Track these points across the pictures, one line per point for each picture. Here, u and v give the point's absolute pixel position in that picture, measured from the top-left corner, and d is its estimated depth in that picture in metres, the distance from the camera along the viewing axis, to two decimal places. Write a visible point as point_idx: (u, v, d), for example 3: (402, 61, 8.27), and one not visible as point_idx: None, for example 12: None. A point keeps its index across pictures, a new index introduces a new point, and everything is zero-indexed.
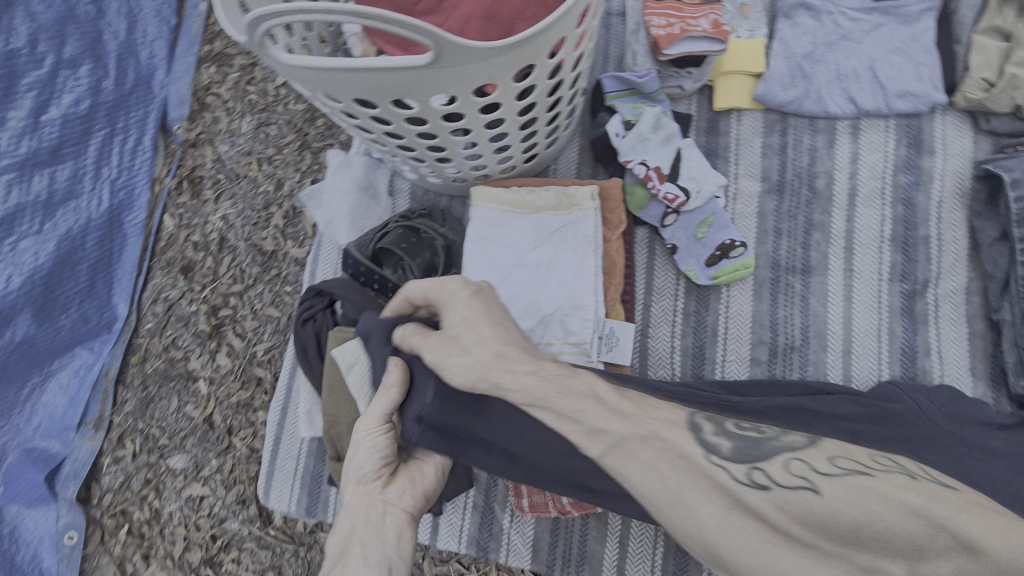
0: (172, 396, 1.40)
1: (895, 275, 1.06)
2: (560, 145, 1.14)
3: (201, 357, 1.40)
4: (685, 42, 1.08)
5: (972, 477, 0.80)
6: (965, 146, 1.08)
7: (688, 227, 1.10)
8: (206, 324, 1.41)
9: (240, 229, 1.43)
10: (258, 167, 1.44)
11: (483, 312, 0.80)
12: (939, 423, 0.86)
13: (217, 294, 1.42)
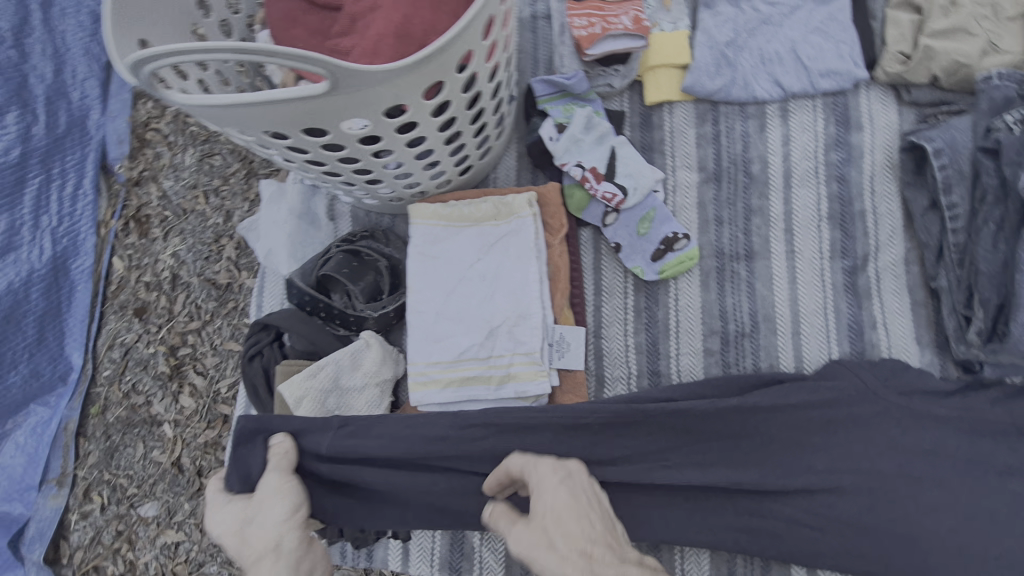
0: (137, 443, 1.36)
1: (835, 253, 1.07)
2: (494, 154, 1.13)
3: (164, 401, 1.36)
4: (608, 40, 1.09)
5: (906, 443, 0.83)
6: (891, 119, 1.09)
7: (630, 225, 1.10)
8: (166, 366, 1.37)
9: (192, 264, 1.39)
10: (206, 200, 1.40)
11: (571, 500, 0.72)
12: (885, 397, 0.86)
13: (174, 333, 1.38)
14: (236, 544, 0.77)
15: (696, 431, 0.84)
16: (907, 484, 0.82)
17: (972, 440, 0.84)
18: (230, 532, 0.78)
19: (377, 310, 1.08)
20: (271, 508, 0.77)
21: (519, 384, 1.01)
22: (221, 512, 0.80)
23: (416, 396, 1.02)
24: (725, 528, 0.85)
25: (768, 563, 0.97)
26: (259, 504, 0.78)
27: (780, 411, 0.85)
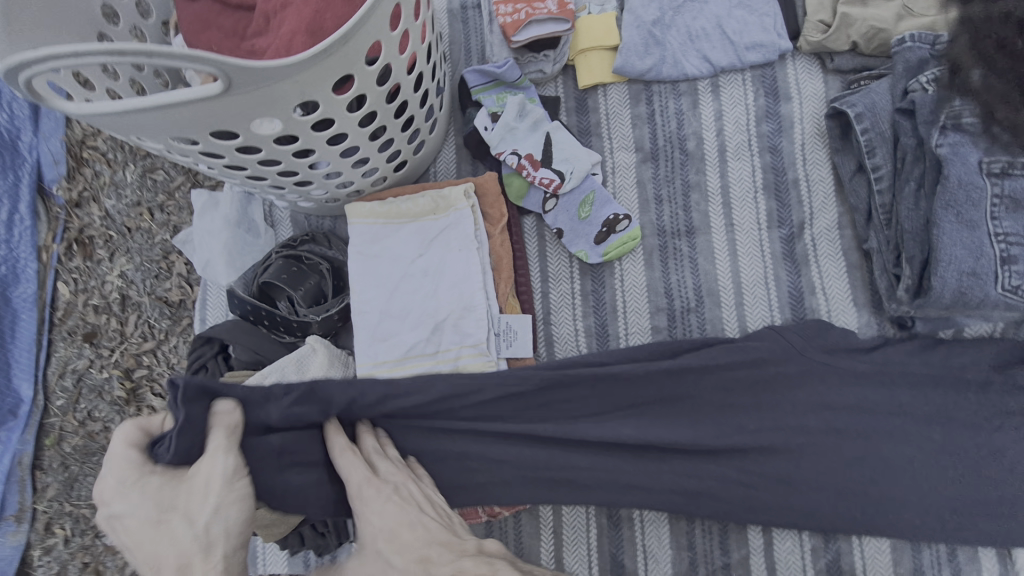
0: (97, 471, 1.32)
1: (772, 222, 1.08)
2: (431, 148, 1.12)
3: (123, 426, 1.32)
4: (535, 25, 1.09)
5: (823, 397, 0.90)
6: (818, 87, 1.11)
7: (570, 209, 1.10)
8: (122, 390, 1.33)
9: (141, 283, 1.34)
10: (151, 217, 1.36)
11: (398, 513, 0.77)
12: (809, 353, 0.91)
13: (128, 356, 1.33)
14: (148, 535, 0.70)
15: (635, 398, 0.90)
16: (831, 439, 0.89)
17: (890, 391, 0.90)
18: (148, 518, 0.70)
19: (320, 314, 1.06)
20: (218, 506, 0.71)
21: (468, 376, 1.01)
22: (132, 495, 0.72)
23: None
24: (663, 491, 0.89)
25: (725, 528, 1.00)
26: (197, 495, 0.71)
27: (711, 371, 0.90)
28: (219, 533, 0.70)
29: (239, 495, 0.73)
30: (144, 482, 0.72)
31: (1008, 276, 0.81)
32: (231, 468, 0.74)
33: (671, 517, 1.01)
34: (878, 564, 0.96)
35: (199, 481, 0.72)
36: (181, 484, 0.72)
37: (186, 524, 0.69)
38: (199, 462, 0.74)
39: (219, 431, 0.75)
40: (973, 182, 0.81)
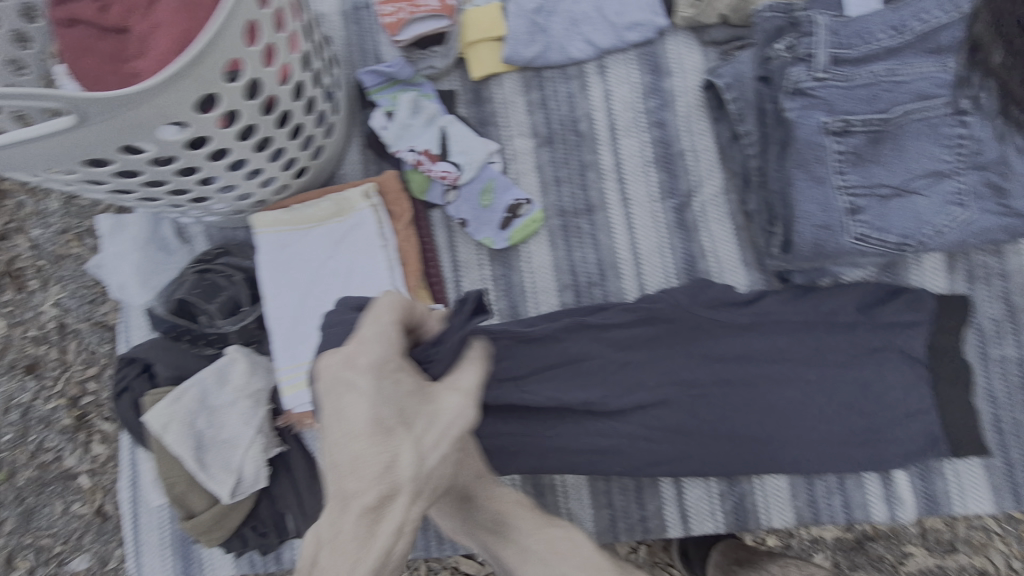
0: (54, 501, 1.33)
1: (664, 193, 1.14)
2: (332, 152, 1.14)
3: (76, 453, 1.34)
4: (414, 24, 1.12)
5: (713, 350, 1.04)
6: (697, 61, 1.16)
7: (472, 199, 1.14)
8: (69, 418, 1.34)
9: (78, 310, 1.35)
10: (80, 242, 1.35)
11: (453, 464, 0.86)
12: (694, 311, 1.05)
13: (73, 384, 1.34)
14: (371, 449, 0.65)
15: (546, 361, 1.02)
16: (721, 388, 1.04)
17: (765, 339, 1.04)
18: (389, 416, 0.67)
19: (236, 324, 1.10)
20: (441, 446, 0.70)
21: None
22: (367, 393, 0.67)
23: (288, 399, 1.07)
24: (580, 451, 1.03)
25: (640, 484, 1.09)
26: (444, 429, 0.70)
27: (603, 329, 1.05)
28: (424, 480, 0.68)
29: (445, 449, 0.70)
30: (396, 375, 0.71)
31: (856, 225, 0.88)
32: (469, 420, 0.73)
33: (590, 480, 1.09)
34: (777, 500, 1.06)
35: (406, 396, 0.70)
36: (395, 395, 0.69)
37: (414, 457, 0.67)
38: (443, 398, 0.72)
39: (473, 375, 0.77)
40: (817, 142, 0.87)
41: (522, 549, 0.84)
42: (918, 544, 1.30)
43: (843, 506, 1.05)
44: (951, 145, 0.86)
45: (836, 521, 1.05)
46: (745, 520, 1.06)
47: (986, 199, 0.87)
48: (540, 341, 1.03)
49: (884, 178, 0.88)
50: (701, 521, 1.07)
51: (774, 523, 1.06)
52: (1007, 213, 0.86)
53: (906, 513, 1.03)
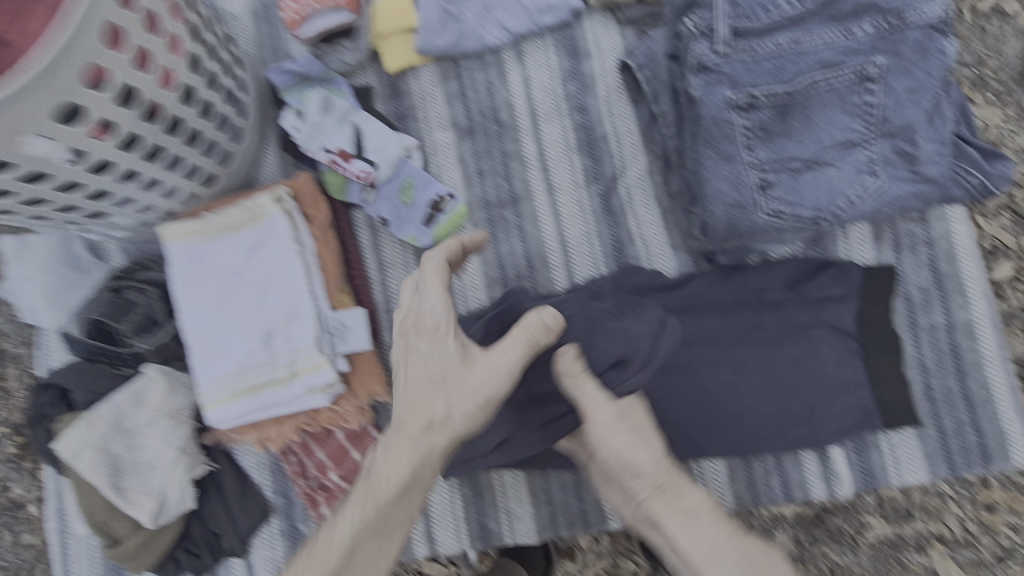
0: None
1: (588, 179, 1.11)
2: (243, 157, 1.10)
3: (24, 484, 1.19)
4: (315, 19, 1.06)
5: None
6: (616, 42, 1.12)
7: (392, 197, 1.11)
8: (12, 447, 1.19)
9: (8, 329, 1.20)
10: None
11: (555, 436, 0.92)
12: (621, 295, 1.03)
13: (9, 409, 1.19)
14: (428, 392, 0.78)
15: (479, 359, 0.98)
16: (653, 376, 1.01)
17: (696, 321, 1.02)
18: (433, 374, 0.79)
19: (151, 342, 1.06)
20: (476, 405, 0.77)
21: (307, 379, 1.03)
22: (426, 348, 0.80)
23: (210, 415, 1.03)
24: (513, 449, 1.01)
25: (579, 477, 1.07)
26: (480, 390, 0.77)
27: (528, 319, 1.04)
28: (460, 427, 0.78)
29: (483, 409, 0.77)
30: (447, 340, 0.79)
31: (768, 201, 0.85)
32: (493, 391, 0.77)
33: (528, 476, 1.08)
34: (715, 484, 1.05)
35: (456, 356, 0.79)
36: (453, 355, 0.79)
37: (445, 406, 0.77)
38: (481, 368, 0.77)
39: (517, 343, 0.77)
40: (725, 119, 0.84)
41: (716, 556, 0.85)
42: (874, 511, 1.23)
43: (782, 486, 1.04)
44: (860, 113, 0.83)
45: (775, 502, 1.04)
46: None
47: (898, 166, 0.84)
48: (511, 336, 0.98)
49: (795, 151, 0.85)
50: None
51: None
52: (918, 180, 0.84)
53: (843, 489, 1.03)
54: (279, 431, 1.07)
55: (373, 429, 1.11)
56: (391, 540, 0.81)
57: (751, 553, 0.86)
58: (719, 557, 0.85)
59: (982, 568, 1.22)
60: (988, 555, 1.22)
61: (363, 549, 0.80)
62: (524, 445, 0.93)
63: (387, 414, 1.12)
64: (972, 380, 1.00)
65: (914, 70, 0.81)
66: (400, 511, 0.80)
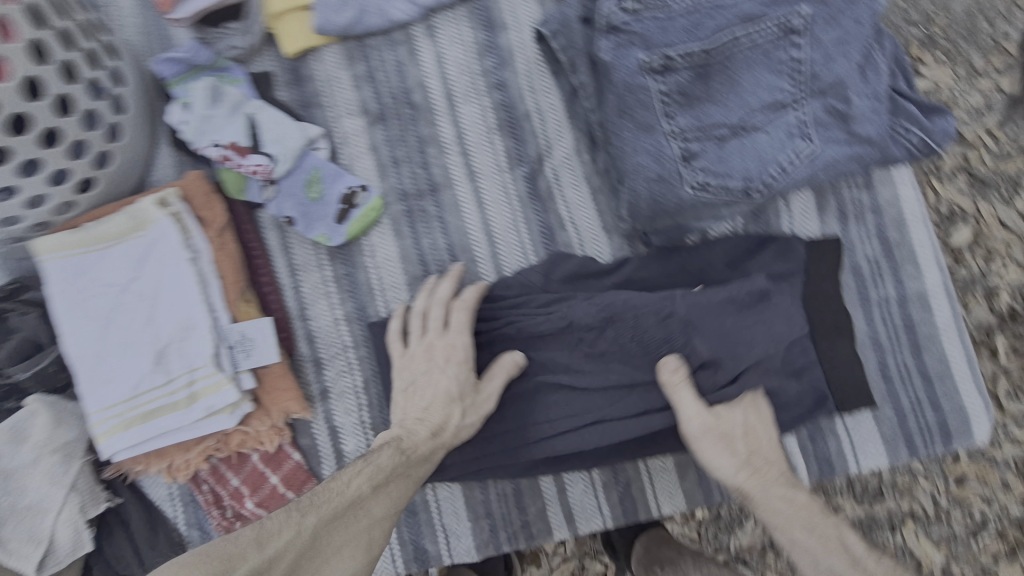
0: None
1: (512, 162, 1.02)
2: (127, 158, 0.99)
3: None
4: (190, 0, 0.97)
5: None
6: (533, 11, 1.03)
7: (297, 193, 1.01)
8: None
9: None
10: None
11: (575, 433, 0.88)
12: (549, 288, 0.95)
13: None
14: (443, 404, 0.85)
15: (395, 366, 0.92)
16: None
17: None
18: (445, 389, 0.86)
19: (30, 368, 0.94)
20: (476, 421, 0.86)
21: (209, 401, 0.94)
22: (443, 365, 0.88)
23: (102, 448, 0.93)
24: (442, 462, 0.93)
25: (518, 487, 0.98)
26: (484, 410, 0.86)
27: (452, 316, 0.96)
28: (458, 437, 0.85)
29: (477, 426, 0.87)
30: (456, 361, 0.88)
31: (693, 173, 0.77)
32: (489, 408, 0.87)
33: (464, 488, 0.99)
34: (664, 484, 0.97)
35: (465, 375, 0.87)
36: (464, 377, 0.87)
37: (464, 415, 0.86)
38: (488, 385, 0.87)
39: (501, 376, 0.87)
40: (639, 84, 0.75)
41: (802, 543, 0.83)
42: (845, 493, 1.15)
43: None
44: (787, 71, 0.75)
45: (728, 499, 0.96)
46: (634, 509, 0.97)
47: (831, 127, 0.76)
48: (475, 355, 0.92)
49: (720, 117, 0.76)
50: (587, 517, 0.97)
51: (663, 510, 0.97)
52: (854, 141, 0.76)
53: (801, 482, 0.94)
54: (186, 459, 0.98)
55: (291, 449, 1.01)
56: (398, 499, 0.79)
57: (833, 555, 0.81)
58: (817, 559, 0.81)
59: (954, 543, 1.16)
60: (959, 529, 1.16)
61: (386, 489, 0.78)
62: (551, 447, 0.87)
63: (307, 431, 1.02)
64: (929, 355, 0.93)
65: (842, 20, 0.74)
66: (408, 481, 0.81)
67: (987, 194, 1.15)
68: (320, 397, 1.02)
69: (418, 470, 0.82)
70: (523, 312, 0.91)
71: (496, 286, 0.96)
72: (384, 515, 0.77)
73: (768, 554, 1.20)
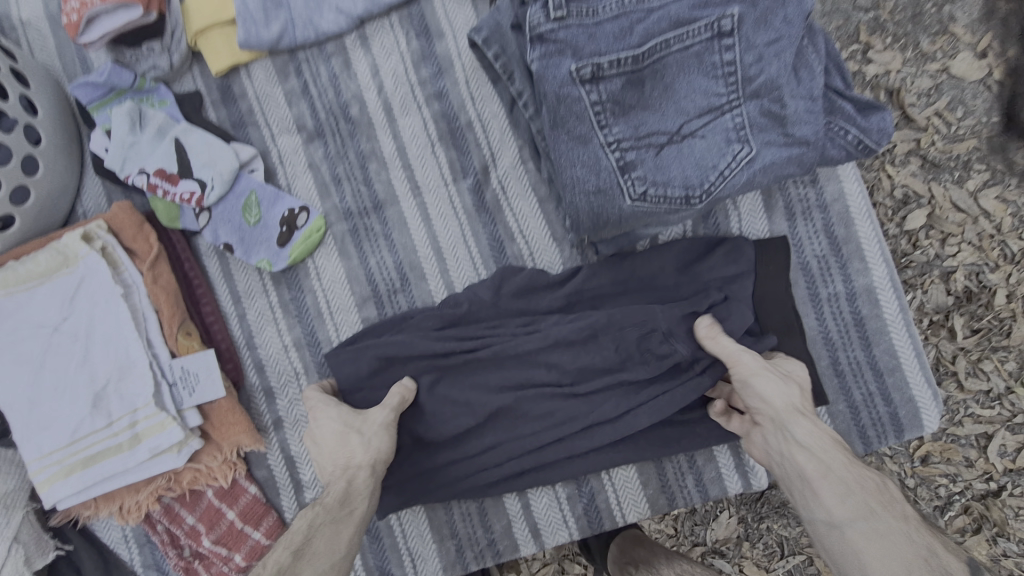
0: None
1: (456, 174, 0.99)
2: (48, 191, 0.94)
3: None
4: (100, 19, 0.93)
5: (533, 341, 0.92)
6: (468, 16, 0.99)
7: (235, 218, 0.98)
8: None
9: None
10: None
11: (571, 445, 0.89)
12: (501, 304, 0.92)
13: None
14: (337, 442, 0.80)
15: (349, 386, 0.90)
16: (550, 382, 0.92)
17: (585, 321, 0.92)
18: (337, 433, 0.81)
19: None
20: (378, 435, 0.80)
21: (152, 441, 0.90)
22: (317, 406, 0.85)
23: (44, 497, 0.88)
24: (404, 486, 0.91)
25: (482, 505, 0.97)
26: (380, 420, 0.81)
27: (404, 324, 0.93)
28: (376, 457, 0.79)
29: (387, 437, 0.81)
30: (335, 409, 0.84)
31: (632, 183, 0.74)
32: (387, 419, 0.82)
33: (427, 509, 0.97)
34: (629, 493, 0.96)
35: (344, 412, 0.83)
36: (342, 412, 0.84)
37: (361, 439, 0.80)
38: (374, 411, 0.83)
39: (395, 393, 0.85)
40: (570, 95, 0.73)
41: (833, 474, 0.68)
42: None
43: (697, 486, 0.96)
44: (720, 75, 0.73)
45: (693, 503, 0.96)
46: (599, 520, 0.96)
47: (768, 130, 0.74)
48: (455, 367, 0.89)
49: (656, 124, 0.75)
50: (553, 531, 0.96)
51: (629, 518, 0.96)
52: (791, 143, 0.74)
53: (761, 482, 0.95)
54: (136, 501, 0.93)
55: (246, 482, 0.97)
56: (332, 553, 0.71)
57: (869, 495, 0.66)
58: (843, 497, 0.66)
59: (923, 521, 1.16)
60: (927, 508, 1.16)
61: (309, 548, 0.70)
62: (568, 449, 0.89)
63: (262, 463, 0.98)
64: (879, 349, 0.93)
65: (773, 20, 0.71)
66: (339, 527, 0.73)
67: (940, 176, 1.15)
68: (274, 427, 0.99)
69: (343, 511, 0.74)
70: (501, 334, 0.89)
71: (447, 304, 0.93)
72: (321, 573, 0.69)
73: (745, 545, 1.17)
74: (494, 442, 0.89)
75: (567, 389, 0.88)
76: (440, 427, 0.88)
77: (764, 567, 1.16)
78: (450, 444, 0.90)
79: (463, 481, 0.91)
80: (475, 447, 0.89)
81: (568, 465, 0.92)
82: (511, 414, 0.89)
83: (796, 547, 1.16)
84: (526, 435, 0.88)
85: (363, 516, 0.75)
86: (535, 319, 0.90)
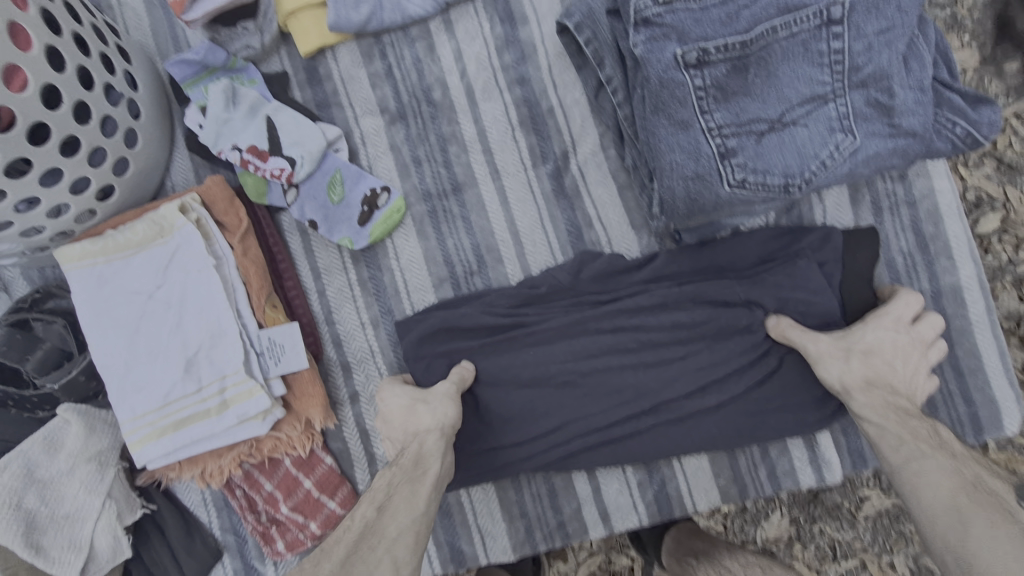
0: None
1: (536, 159, 1.00)
2: (145, 163, 0.98)
3: None
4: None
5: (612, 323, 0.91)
6: (553, 2, 1.00)
7: (318, 196, 1.00)
8: None
9: None
10: None
11: (643, 425, 0.90)
12: (584, 291, 0.93)
13: None
14: (405, 412, 0.84)
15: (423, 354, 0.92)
16: (618, 371, 0.89)
17: (665, 315, 0.89)
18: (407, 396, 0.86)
19: (61, 379, 0.92)
20: (444, 402, 0.83)
21: (239, 407, 0.93)
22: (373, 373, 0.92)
23: (136, 456, 0.92)
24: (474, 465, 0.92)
25: (551, 486, 0.98)
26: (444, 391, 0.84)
27: (477, 297, 0.96)
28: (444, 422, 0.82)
29: (454, 406, 0.83)
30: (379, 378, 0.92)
31: (731, 170, 0.74)
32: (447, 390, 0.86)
33: (497, 488, 0.99)
34: (700, 482, 0.96)
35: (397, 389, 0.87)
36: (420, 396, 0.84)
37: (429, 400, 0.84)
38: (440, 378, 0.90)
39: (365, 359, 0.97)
40: (674, 79, 0.73)
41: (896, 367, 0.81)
42: (871, 484, 1.12)
43: (768, 478, 0.96)
44: (827, 63, 0.72)
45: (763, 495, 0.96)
46: (668, 507, 0.97)
47: (873, 120, 0.73)
48: (517, 336, 0.91)
49: (757, 111, 0.74)
50: (622, 516, 0.97)
51: (698, 507, 0.96)
52: (897, 133, 0.74)
53: (833, 475, 0.95)
54: (219, 465, 0.96)
55: (322, 453, 1.00)
56: (412, 508, 0.74)
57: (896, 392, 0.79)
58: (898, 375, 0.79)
59: None
60: None
61: (390, 504, 0.74)
62: (642, 428, 0.90)
63: (338, 435, 1.01)
64: (962, 349, 0.92)
65: (886, 8, 0.71)
66: (414, 486, 0.76)
67: None
68: (349, 401, 1.02)
69: (417, 470, 0.78)
70: (580, 313, 0.90)
71: (524, 285, 0.94)
72: (400, 530, 0.72)
73: (796, 545, 1.13)
74: (570, 419, 0.89)
75: (626, 363, 0.89)
76: (501, 399, 0.90)
77: (816, 569, 1.13)
78: (510, 417, 0.90)
79: (525, 457, 0.91)
80: (533, 423, 0.89)
81: (632, 448, 0.91)
82: (577, 391, 0.89)
83: (849, 551, 1.13)
84: (586, 411, 0.89)
85: (437, 474, 0.78)
86: (603, 293, 0.92)
